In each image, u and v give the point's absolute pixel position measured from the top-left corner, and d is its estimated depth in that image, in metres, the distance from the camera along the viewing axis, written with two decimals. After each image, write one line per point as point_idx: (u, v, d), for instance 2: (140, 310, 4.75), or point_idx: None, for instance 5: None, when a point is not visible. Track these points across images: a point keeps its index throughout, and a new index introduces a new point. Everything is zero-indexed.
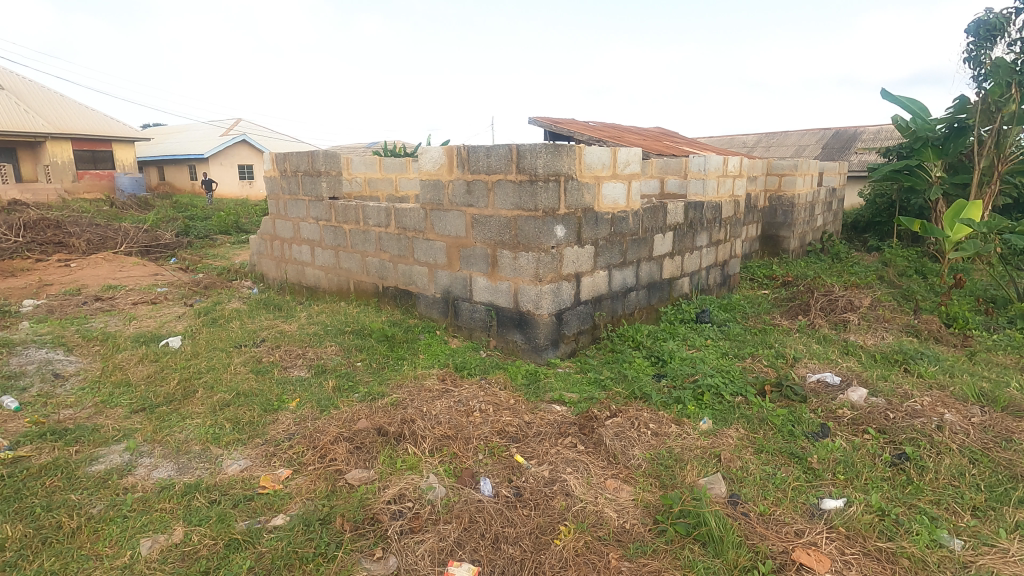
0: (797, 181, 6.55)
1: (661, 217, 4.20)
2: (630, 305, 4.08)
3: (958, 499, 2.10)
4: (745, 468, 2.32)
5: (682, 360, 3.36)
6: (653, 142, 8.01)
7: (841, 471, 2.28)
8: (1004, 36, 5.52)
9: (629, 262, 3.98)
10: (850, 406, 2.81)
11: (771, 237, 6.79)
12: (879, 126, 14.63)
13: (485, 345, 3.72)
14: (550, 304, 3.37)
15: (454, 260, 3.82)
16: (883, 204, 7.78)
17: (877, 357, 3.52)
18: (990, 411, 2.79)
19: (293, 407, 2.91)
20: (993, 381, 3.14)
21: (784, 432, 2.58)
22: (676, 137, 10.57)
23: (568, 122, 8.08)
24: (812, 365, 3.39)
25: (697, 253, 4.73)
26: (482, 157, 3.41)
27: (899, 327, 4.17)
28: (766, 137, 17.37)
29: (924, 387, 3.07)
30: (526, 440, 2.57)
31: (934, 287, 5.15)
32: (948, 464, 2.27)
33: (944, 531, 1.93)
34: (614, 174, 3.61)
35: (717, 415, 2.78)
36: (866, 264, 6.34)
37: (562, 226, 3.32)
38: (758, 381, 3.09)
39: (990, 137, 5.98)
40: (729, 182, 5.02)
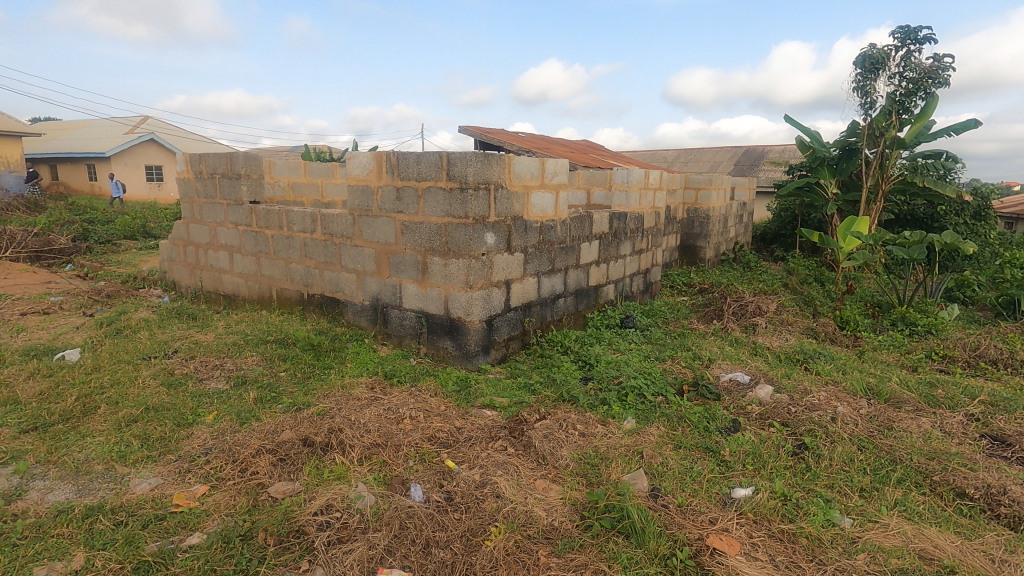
0: (711, 195, 7.00)
1: (587, 226, 4.36)
2: (558, 311, 4.19)
3: (848, 482, 2.33)
4: (665, 463, 2.46)
5: (607, 363, 3.49)
6: (580, 155, 8.29)
7: (749, 462, 2.46)
8: (886, 69, 6.21)
9: (558, 269, 4.10)
10: (759, 403, 3.04)
11: (689, 247, 7.20)
12: (784, 146, 15.91)
13: (415, 353, 3.69)
14: (480, 310, 3.41)
15: (383, 267, 3.77)
16: (787, 217, 8.48)
17: (781, 357, 3.84)
18: (875, 403, 3.12)
19: (209, 421, 2.75)
20: (878, 377, 3.51)
21: (699, 429, 2.75)
22: (601, 151, 11.03)
23: (497, 132, 8.22)
24: (726, 366, 3.64)
25: (621, 261, 4.94)
26: (412, 163, 3.40)
27: (801, 330, 4.56)
28: (686, 154, 18.43)
29: (821, 383, 3.38)
30: (457, 445, 2.58)
31: (830, 293, 5.66)
32: (840, 452, 2.52)
33: (837, 512, 2.13)
34: (542, 184, 3.72)
35: (640, 414, 2.93)
36: (773, 273, 6.87)
37: (492, 233, 3.39)
38: (676, 382, 3.29)
39: (875, 159, 6.62)
40: (650, 194, 5.30)
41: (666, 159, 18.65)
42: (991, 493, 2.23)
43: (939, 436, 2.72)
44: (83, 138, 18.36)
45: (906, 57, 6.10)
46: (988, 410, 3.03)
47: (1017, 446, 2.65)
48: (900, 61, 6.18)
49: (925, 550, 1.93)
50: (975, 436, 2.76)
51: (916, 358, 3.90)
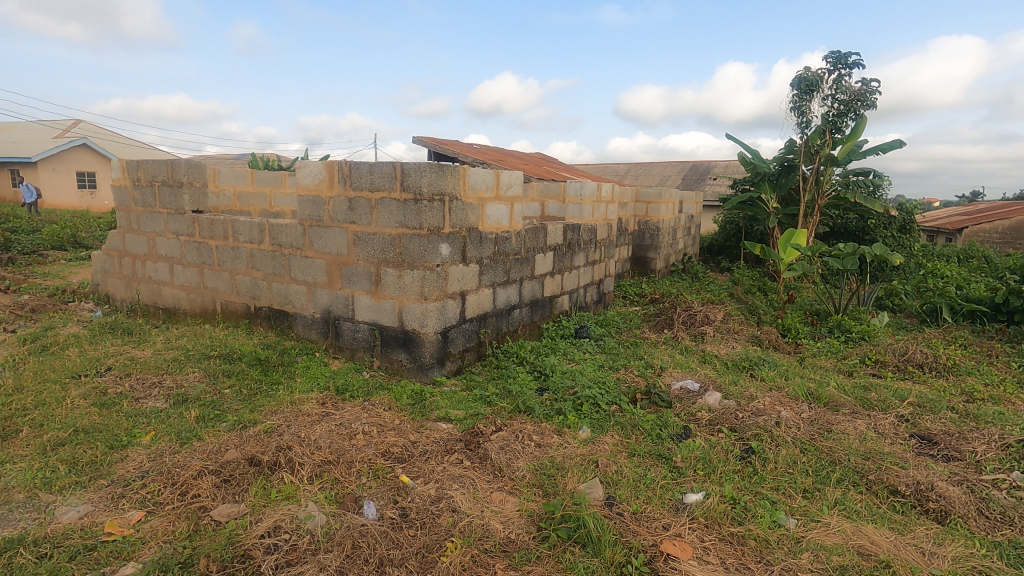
0: (661, 208, 7.21)
1: (542, 237, 4.40)
2: (514, 322, 4.20)
3: (793, 484, 2.42)
4: (620, 471, 2.49)
5: (563, 373, 3.52)
6: (534, 167, 8.38)
7: (700, 467, 2.53)
8: (819, 91, 6.60)
9: (513, 280, 4.11)
10: (708, 409, 3.13)
11: (640, 258, 7.39)
12: (728, 162, 16.61)
13: (368, 366, 3.61)
14: (435, 322, 3.38)
15: (335, 278, 3.68)
16: (732, 230, 8.84)
17: (729, 364, 3.98)
18: (815, 406, 3.27)
19: (146, 442, 2.60)
20: (818, 382, 3.68)
21: (652, 436, 2.81)
22: (555, 164, 11.21)
23: (451, 143, 8.22)
24: (676, 374, 3.74)
25: (575, 272, 5.01)
26: (365, 173, 3.35)
27: (746, 338, 4.74)
28: (636, 168, 18.95)
29: (766, 389, 3.52)
30: (412, 460, 2.53)
31: (773, 302, 5.91)
32: (784, 455, 2.62)
33: (782, 513, 2.22)
34: (497, 196, 3.74)
35: (595, 423, 2.96)
36: (719, 283, 7.13)
37: (446, 244, 3.38)
38: (630, 391, 3.34)
39: (812, 175, 7.00)
40: (602, 207, 5.41)
41: (617, 172, 19.12)
42: (921, 490, 2.36)
43: (873, 437, 2.87)
44: (6, 141, 17.13)
45: (838, 80, 6.50)
46: (916, 411, 3.23)
47: (942, 444, 2.83)
48: (832, 84, 6.59)
49: (863, 547, 2.02)
50: (905, 436, 2.93)
51: (851, 363, 4.12)
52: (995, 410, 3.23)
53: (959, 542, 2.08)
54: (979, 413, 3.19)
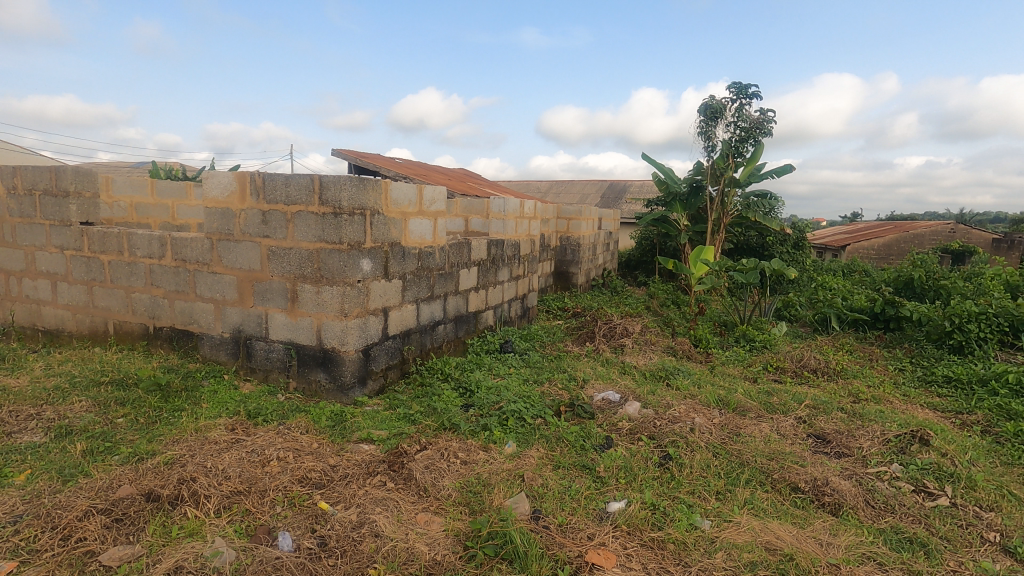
0: (581, 224, 7.45)
1: (466, 253, 4.40)
2: (438, 338, 4.15)
3: (706, 487, 2.55)
4: (546, 484, 2.51)
5: (488, 389, 3.51)
6: (457, 183, 8.40)
7: (622, 476, 2.60)
8: (723, 118, 7.13)
9: (437, 295, 4.07)
10: (628, 419, 3.24)
11: (562, 273, 7.56)
12: (642, 182, 17.48)
13: (283, 388, 3.42)
14: (356, 340, 3.27)
15: (246, 295, 3.47)
16: (647, 246, 9.28)
17: (646, 374, 4.15)
18: (725, 412, 3.48)
19: (20, 482, 2.30)
20: (727, 389, 3.92)
21: (576, 447, 2.86)
22: (478, 180, 11.28)
23: (372, 157, 8.06)
24: (598, 385, 3.84)
25: (499, 286, 5.04)
26: (280, 185, 3.20)
27: (662, 349, 4.97)
28: (557, 185, 19.49)
29: (681, 397, 3.70)
30: (331, 485, 2.41)
31: (686, 314, 6.25)
32: (698, 459, 2.76)
33: (698, 515, 2.32)
34: (420, 211, 3.70)
35: (520, 437, 2.97)
36: (636, 297, 7.45)
37: (368, 259, 3.29)
38: (554, 404, 3.40)
39: (717, 195, 7.51)
40: (524, 223, 5.50)
41: (539, 190, 19.58)
42: (818, 485, 2.57)
43: (776, 438, 3.09)
44: None
45: (739, 108, 7.06)
46: (812, 412, 3.52)
47: (834, 442, 3.10)
48: (734, 112, 7.14)
49: (770, 542, 2.16)
50: (803, 436, 3.18)
51: (755, 370, 4.43)
52: (877, 409, 3.59)
53: (851, 531, 2.28)
54: (864, 412, 3.52)
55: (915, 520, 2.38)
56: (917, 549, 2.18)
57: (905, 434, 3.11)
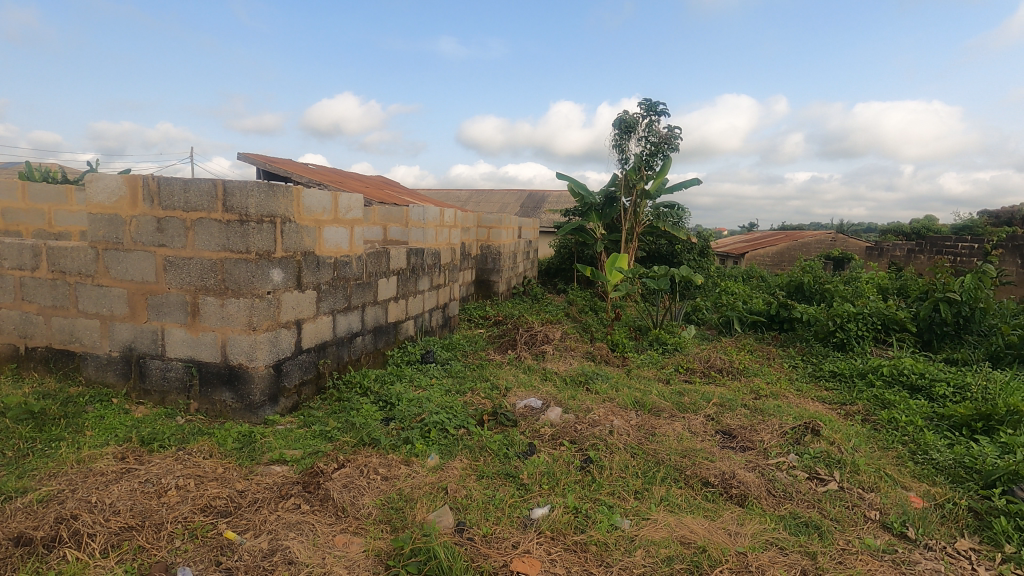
0: (502, 233, 7.52)
1: (384, 262, 4.29)
2: (356, 350, 4.00)
3: (625, 487, 2.64)
4: (470, 495, 2.48)
5: (409, 401, 3.43)
6: (375, 190, 8.20)
7: (545, 482, 2.63)
8: (635, 133, 7.50)
9: (354, 306, 3.93)
10: (550, 424, 3.28)
11: (483, 282, 7.58)
12: (560, 192, 17.96)
13: (183, 409, 3.15)
14: (266, 355, 3.08)
15: (139, 310, 3.17)
16: (565, 254, 9.53)
17: (567, 380, 4.23)
18: (641, 413, 3.62)
19: None
20: (643, 391, 4.09)
21: (499, 456, 2.86)
22: (397, 188, 11.10)
23: (283, 162, 7.69)
24: (520, 393, 3.86)
25: (420, 296, 4.96)
26: (178, 191, 2.96)
27: (581, 354, 5.10)
28: (477, 194, 19.57)
29: (600, 400, 3.81)
30: (239, 512, 2.24)
31: (603, 320, 6.46)
32: (618, 461, 2.85)
33: (619, 516, 2.39)
34: (335, 218, 3.57)
35: (443, 449, 2.92)
36: (556, 304, 7.61)
37: (278, 269, 3.12)
38: (477, 413, 3.38)
39: (630, 206, 7.85)
40: (445, 231, 5.47)
41: (460, 199, 19.57)
42: (726, 478, 2.73)
43: (688, 436, 3.25)
44: None
45: (650, 124, 7.46)
46: (719, 410, 3.75)
47: (739, 437, 3.31)
48: (645, 128, 7.54)
49: (685, 536, 2.26)
50: (712, 433, 3.37)
51: (668, 372, 4.65)
52: (775, 404, 3.88)
53: (756, 520, 2.44)
54: (764, 407, 3.80)
55: (810, 505, 2.59)
56: (812, 531, 2.38)
57: (800, 427, 3.39)
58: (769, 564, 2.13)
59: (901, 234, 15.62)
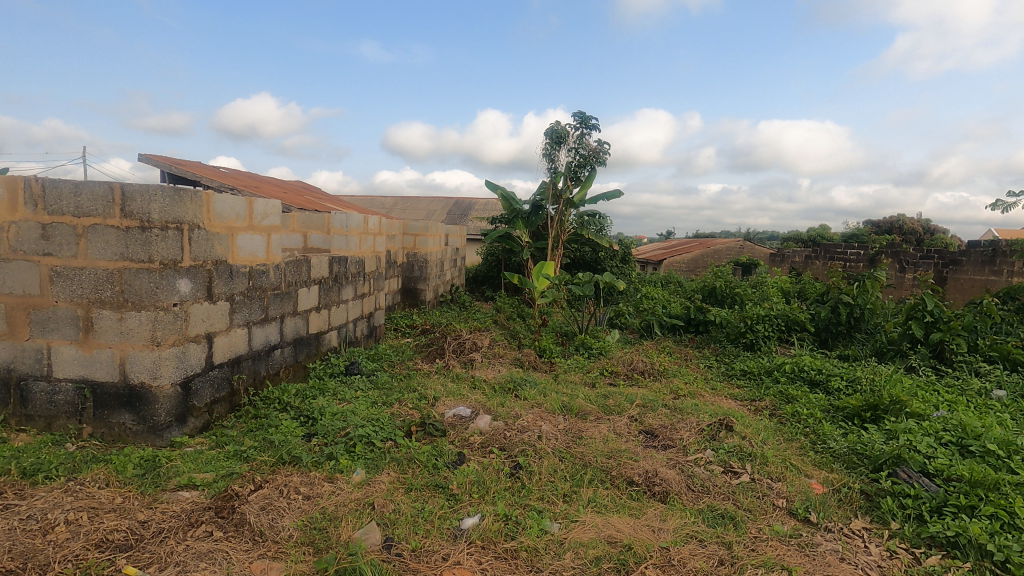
0: (428, 241, 7.44)
1: (304, 271, 4.11)
2: (274, 364, 3.80)
3: (554, 491, 2.67)
4: (397, 509, 2.42)
5: (333, 415, 3.30)
6: (294, 196, 7.86)
7: (475, 490, 2.61)
8: (566, 144, 7.70)
9: (272, 318, 3.73)
10: (479, 432, 3.27)
11: (410, 290, 7.45)
12: (487, 200, 18.05)
13: (74, 436, 2.85)
14: (173, 372, 2.86)
15: (20, 327, 2.84)
16: (493, 262, 9.59)
17: (496, 387, 4.23)
18: (568, 417, 3.70)
19: None
20: (570, 395, 4.17)
21: (428, 467, 2.81)
22: (318, 193, 10.70)
23: (191, 165, 7.19)
24: (449, 402, 3.81)
25: (343, 306, 4.80)
26: (67, 194, 2.69)
27: (509, 361, 5.13)
28: (403, 201, 19.27)
29: (529, 406, 3.85)
30: (141, 545, 2.06)
31: (531, 326, 6.53)
32: (547, 465, 2.88)
33: (548, 520, 2.42)
34: (250, 225, 3.38)
35: (369, 463, 2.83)
36: (484, 311, 7.61)
37: (186, 280, 2.91)
38: (404, 424, 3.30)
39: (556, 215, 7.98)
40: (369, 239, 5.34)
41: (384, 206, 19.18)
42: (649, 477, 2.84)
43: (613, 437, 3.35)
44: None
45: (580, 137, 7.68)
46: (641, 410, 3.90)
47: (661, 436, 3.45)
48: (576, 140, 7.75)
49: (612, 536, 2.32)
50: (636, 434, 3.50)
51: (594, 376, 4.78)
52: (692, 403, 4.09)
53: (677, 515, 2.55)
54: (682, 406, 3.99)
55: (725, 497, 2.74)
56: (728, 522, 2.52)
57: (715, 423, 3.59)
58: (690, 556, 2.23)
59: (800, 241, 17.02)
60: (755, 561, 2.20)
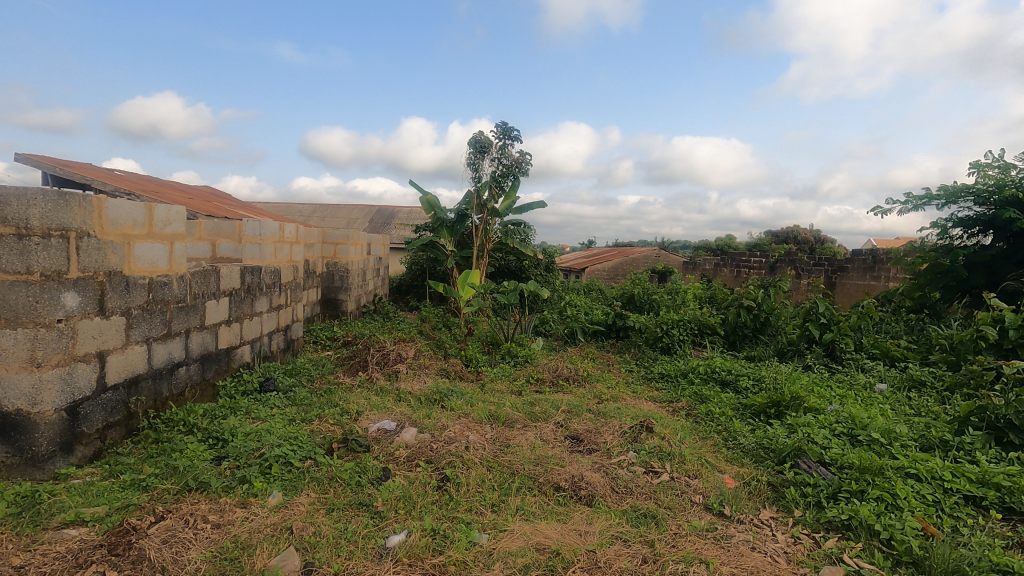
0: (349, 250, 7.20)
1: (213, 282, 3.85)
2: (179, 382, 3.51)
3: (482, 501, 2.65)
4: (318, 531, 2.30)
5: (246, 435, 3.09)
6: (201, 202, 7.35)
7: (400, 507, 2.53)
8: (489, 154, 7.76)
9: (175, 333, 3.46)
10: (405, 446, 3.19)
11: (330, 301, 7.17)
12: (410, 209, 17.80)
13: None
14: (57, 396, 2.57)
15: None
16: (417, 270, 9.45)
17: (422, 399, 4.15)
18: (496, 426, 3.70)
19: None
20: (497, 404, 4.18)
21: (352, 485, 2.70)
22: (228, 199, 10.08)
23: (79, 166, 6.54)
24: (373, 416, 3.69)
25: (257, 318, 4.53)
26: None
27: (435, 372, 5.06)
28: (321, 209, 18.60)
29: (456, 417, 3.81)
30: None
31: (457, 335, 6.48)
32: (474, 476, 2.86)
33: (477, 531, 2.39)
34: (150, 233, 3.13)
35: (287, 485, 2.68)
36: (409, 321, 7.47)
37: (73, 293, 2.63)
38: (325, 441, 3.16)
39: (481, 224, 7.97)
40: (284, 248, 5.09)
41: (302, 213, 18.43)
42: (575, 481, 2.89)
43: (540, 444, 3.39)
44: None
45: (503, 147, 7.78)
46: (566, 416, 3.97)
47: (585, 440, 3.53)
48: (499, 150, 7.83)
49: (540, 543, 2.33)
50: (562, 439, 3.55)
51: (520, 384, 4.81)
52: (615, 406, 4.23)
53: (603, 517, 2.61)
54: (606, 410, 4.11)
55: (647, 496, 2.84)
56: (650, 521, 2.61)
57: (637, 426, 3.73)
58: (615, 557, 2.29)
59: (709, 250, 18.17)
60: (676, 557, 2.29)
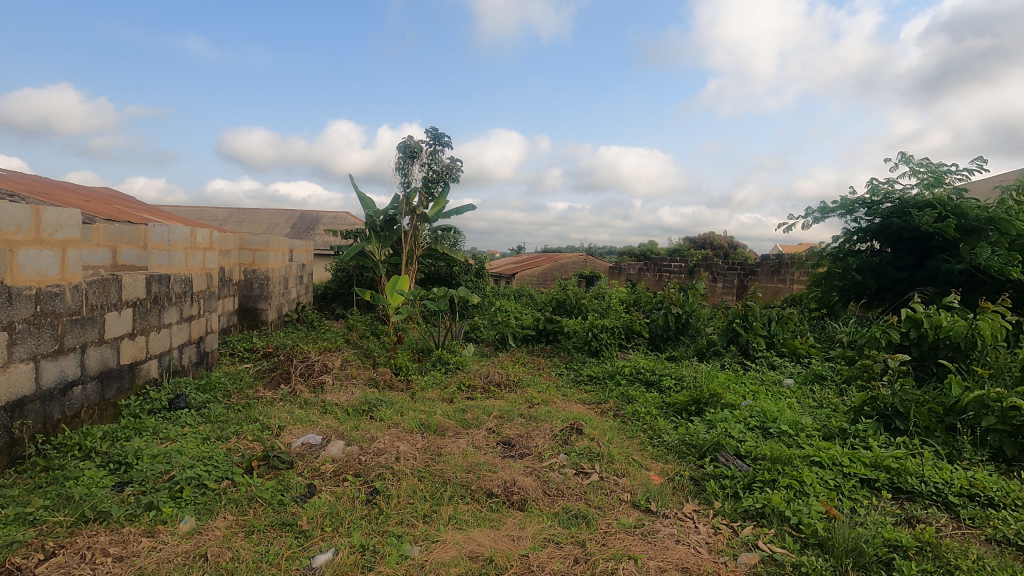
0: (270, 257, 6.86)
1: (114, 292, 3.54)
2: (74, 403, 3.19)
3: (414, 513, 2.60)
4: (236, 557, 2.16)
5: (154, 458, 2.86)
6: (101, 205, 6.76)
7: (327, 524, 2.43)
8: (419, 159, 7.67)
9: (69, 349, 3.14)
10: (331, 460, 3.07)
11: (248, 310, 6.79)
12: (335, 214, 17.26)
13: None
14: None
15: None
16: (343, 278, 9.15)
17: (349, 411, 4.01)
18: (427, 435, 3.63)
19: None
20: (428, 412, 4.11)
21: (274, 505, 2.56)
22: (133, 203, 9.34)
23: None
24: (296, 431, 3.52)
25: (165, 331, 4.21)
26: None
27: (363, 382, 4.91)
28: (238, 213, 17.63)
29: (385, 427, 3.71)
30: None
31: (386, 343, 6.32)
32: (405, 487, 2.80)
33: (408, 544, 2.34)
34: (38, 239, 2.83)
35: (201, 509, 2.49)
36: (335, 330, 7.21)
37: None
38: (244, 459, 2.98)
39: (411, 229, 7.85)
40: (197, 254, 4.76)
41: (217, 217, 17.40)
42: (508, 487, 2.89)
43: (472, 451, 3.36)
44: None
45: (433, 153, 7.71)
46: (498, 422, 3.98)
47: (517, 445, 3.54)
48: (428, 156, 7.75)
49: (473, 551, 2.32)
50: (493, 445, 3.54)
51: (451, 391, 4.76)
52: (546, 410, 4.28)
53: (535, 521, 2.63)
54: (537, 414, 4.16)
55: (578, 497, 2.89)
56: (581, 521, 2.65)
57: (567, 428, 3.80)
58: (548, 560, 2.31)
59: (632, 255, 18.90)
60: (606, 555, 2.34)
